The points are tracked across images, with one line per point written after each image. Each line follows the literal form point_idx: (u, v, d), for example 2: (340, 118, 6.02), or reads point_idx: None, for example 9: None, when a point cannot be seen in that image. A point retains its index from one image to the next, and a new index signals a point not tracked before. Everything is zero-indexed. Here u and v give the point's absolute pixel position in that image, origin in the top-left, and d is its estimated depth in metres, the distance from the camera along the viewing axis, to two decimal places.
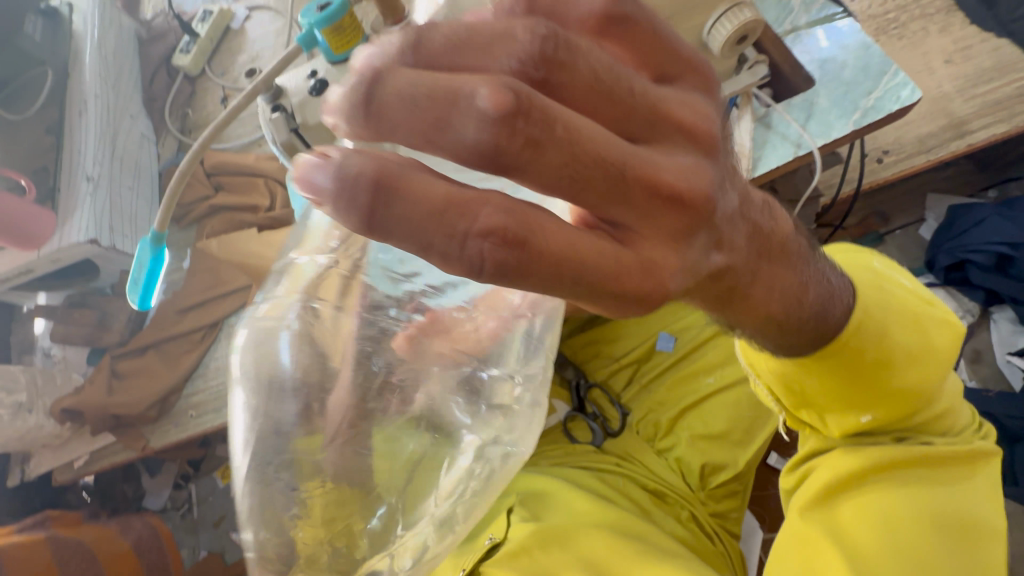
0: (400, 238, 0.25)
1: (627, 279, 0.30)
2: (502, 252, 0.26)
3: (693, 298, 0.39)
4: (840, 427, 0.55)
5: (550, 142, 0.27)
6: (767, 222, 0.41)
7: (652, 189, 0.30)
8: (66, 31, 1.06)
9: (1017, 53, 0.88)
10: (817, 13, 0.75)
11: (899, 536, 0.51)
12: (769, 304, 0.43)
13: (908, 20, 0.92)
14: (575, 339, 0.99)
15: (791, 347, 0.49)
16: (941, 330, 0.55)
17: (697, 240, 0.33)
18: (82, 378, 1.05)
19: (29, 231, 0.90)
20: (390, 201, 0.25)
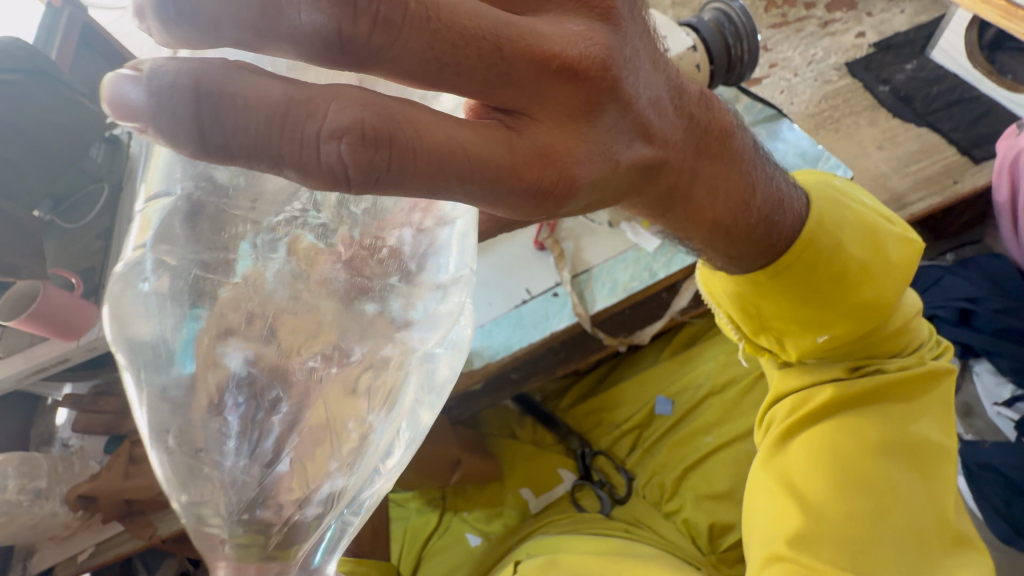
0: (242, 153, 0.30)
1: (526, 172, 0.37)
2: (360, 154, 0.32)
3: (634, 194, 0.47)
4: (797, 347, 0.63)
5: (405, 22, 0.32)
6: (699, 113, 0.50)
7: (539, 65, 0.36)
8: (124, 154, 1.25)
9: (937, 138, 1.03)
10: (758, 114, 0.91)
11: (848, 471, 0.60)
12: (715, 206, 0.52)
13: (841, 116, 1.09)
14: (577, 409, 1.04)
15: (740, 258, 0.57)
16: (898, 247, 0.61)
17: (606, 123, 0.40)
18: (98, 466, 1.07)
19: (73, 321, 0.99)
20: (217, 116, 0.29)
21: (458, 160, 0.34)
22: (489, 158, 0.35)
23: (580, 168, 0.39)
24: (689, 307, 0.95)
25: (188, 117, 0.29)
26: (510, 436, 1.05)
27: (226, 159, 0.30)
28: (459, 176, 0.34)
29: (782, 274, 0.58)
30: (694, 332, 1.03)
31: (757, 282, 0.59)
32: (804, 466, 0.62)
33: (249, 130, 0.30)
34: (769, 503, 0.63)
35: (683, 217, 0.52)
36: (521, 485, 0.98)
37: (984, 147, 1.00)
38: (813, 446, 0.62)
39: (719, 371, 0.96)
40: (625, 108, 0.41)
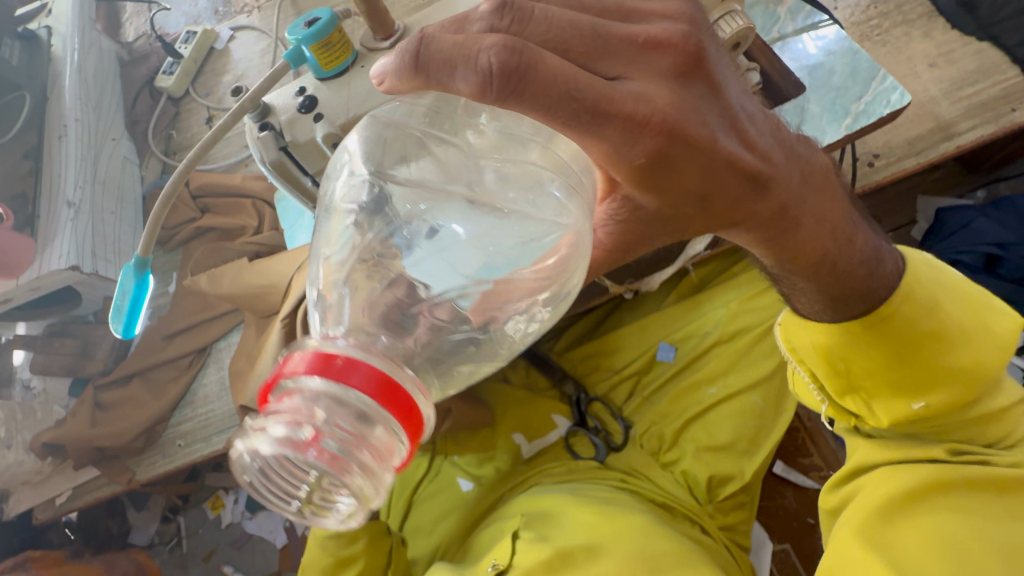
0: (427, 71, 0.33)
1: (628, 110, 0.34)
2: (506, 60, 0.31)
3: (740, 202, 0.41)
4: (891, 414, 0.53)
5: (531, 18, 0.36)
6: (800, 147, 0.47)
7: (634, 39, 0.37)
8: (44, 54, 1.05)
9: (999, 55, 0.88)
10: (802, 20, 0.76)
11: (963, 567, 0.50)
12: (822, 236, 0.46)
13: (891, 27, 0.93)
14: (574, 352, 0.98)
15: (839, 302, 0.50)
16: (999, 318, 0.53)
17: (702, 92, 0.38)
18: (63, 411, 1.01)
19: (7, 259, 0.87)
20: (426, 46, 0.32)
21: (569, 82, 0.32)
22: (586, 89, 0.33)
23: (679, 119, 0.36)
24: (704, 252, 0.86)
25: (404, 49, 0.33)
26: (502, 381, 0.99)
27: (415, 73, 0.33)
28: (563, 101, 0.32)
29: (877, 327, 0.50)
30: (706, 273, 0.94)
31: (851, 332, 0.51)
32: (915, 554, 0.52)
33: (437, 51, 0.32)
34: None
35: (789, 245, 0.46)
36: (514, 430, 0.94)
37: None
38: (921, 531, 0.53)
39: (728, 320, 0.89)
40: (722, 90, 0.39)
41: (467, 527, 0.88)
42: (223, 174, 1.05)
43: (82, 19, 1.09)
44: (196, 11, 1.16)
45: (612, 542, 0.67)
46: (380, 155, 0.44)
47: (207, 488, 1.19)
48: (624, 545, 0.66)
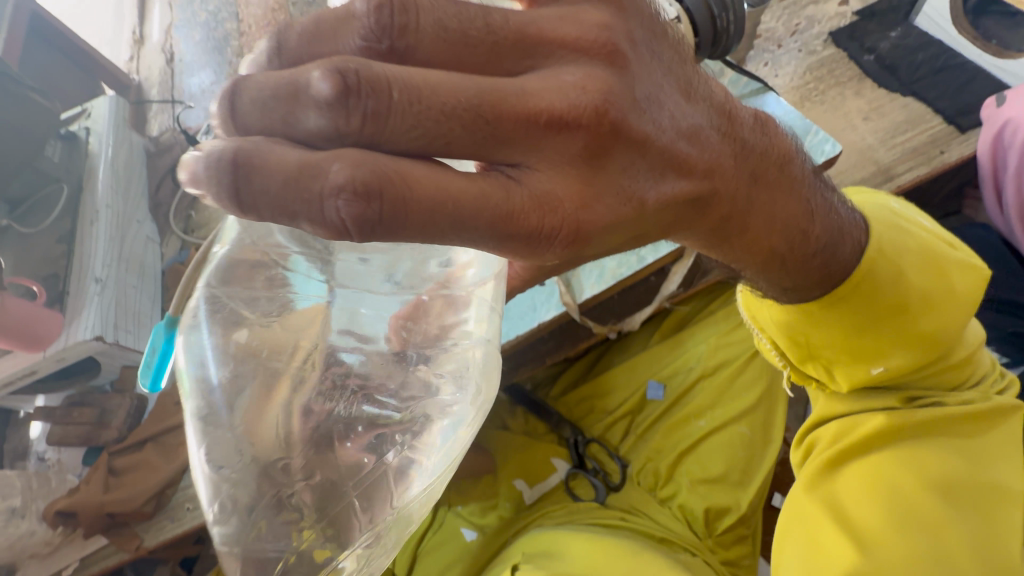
0: (266, 210, 0.31)
1: (525, 220, 0.36)
2: (359, 210, 0.31)
3: (683, 226, 0.47)
4: (851, 378, 0.61)
5: (389, 109, 0.34)
6: (753, 139, 0.49)
7: (528, 123, 0.36)
8: (82, 151, 1.18)
9: (923, 107, 1.01)
10: (744, 88, 0.88)
11: (904, 506, 0.59)
12: (772, 234, 0.51)
13: (826, 88, 1.06)
14: (569, 396, 1.02)
15: (797, 290, 0.56)
16: (962, 275, 0.60)
17: (616, 164, 0.39)
18: (77, 480, 1.04)
19: (37, 332, 0.94)
20: (250, 180, 0.31)
21: (448, 214, 0.33)
22: (484, 210, 0.34)
23: (587, 218, 0.37)
24: (679, 291, 0.94)
25: (227, 184, 0.31)
26: (501, 428, 1.02)
27: (253, 218, 0.31)
28: (448, 233, 0.34)
29: (839, 304, 0.56)
30: (687, 312, 1.00)
31: (811, 312, 0.58)
32: (859, 495, 0.61)
33: (266, 191, 0.31)
34: (815, 529, 0.61)
35: (739, 246, 0.51)
36: (515, 477, 0.96)
37: (970, 115, 0.99)
38: (867, 478, 0.61)
39: (709, 354, 0.95)
40: (639, 149, 0.40)
41: None
42: None
43: (117, 119, 1.24)
44: None
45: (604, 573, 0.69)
46: (230, 307, 0.54)
47: (211, 557, 1.19)
48: None
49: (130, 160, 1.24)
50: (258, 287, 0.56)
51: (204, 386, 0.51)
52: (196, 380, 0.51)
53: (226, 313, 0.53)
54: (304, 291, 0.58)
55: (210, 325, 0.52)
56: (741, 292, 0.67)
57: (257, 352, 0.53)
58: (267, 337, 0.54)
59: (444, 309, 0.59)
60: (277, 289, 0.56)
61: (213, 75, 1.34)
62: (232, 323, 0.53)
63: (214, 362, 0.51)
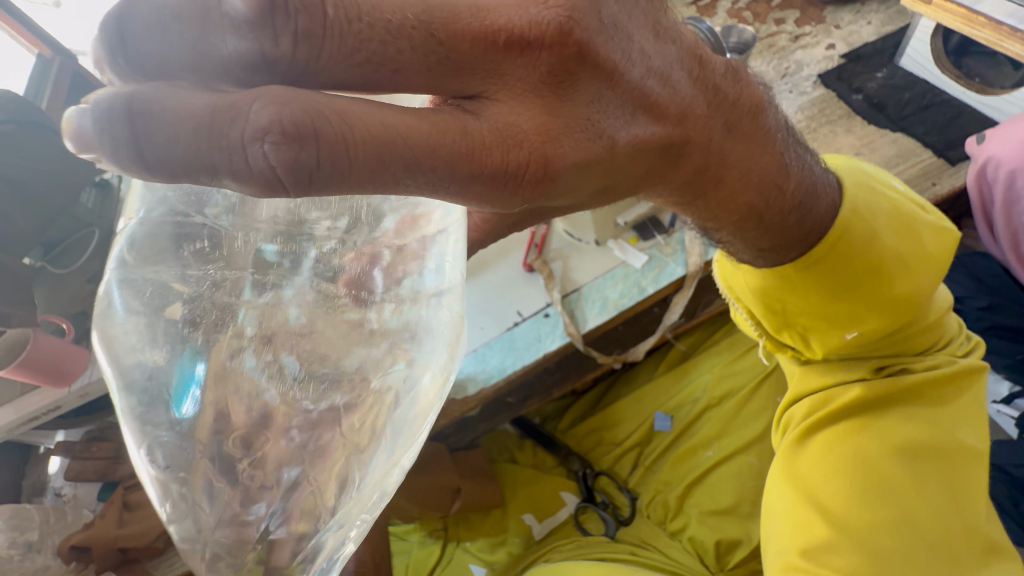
0: (178, 159, 0.28)
1: (486, 157, 0.33)
2: (290, 154, 0.28)
3: (655, 174, 0.45)
4: (824, 344, 0.63)
5: (324, 27, 0.29)
6: (728, 85, 0.46)
7: (485, 45, 0.33)
8: (115, 197, 1.26)
9: (912, 142, 1.04)
10: None
11: (873, 476, 0.61)
12: (745, 189, 0.51)
13: (818, 126, 1.10)
14: (577, 429, 1.03)
15: (768, 254, 0.57)
16: (935, 236, 0.61)
17: (585, 94, 0.36)
18: (92, 514, 1.06)
19: (64, 367, 0.98)
20: (150, 133, 0.28)
21: (400, 153, 0.31)
22: (440, 145, 0.32)
23: (553, 154, 0.35)
24: (682, 321, 0.97)
25: (125, 139, 0.28)
26: (510, 461, 1.03)
27: (162, 177, 0.29)
28: (402, 176, 0.31)
29: (814, 267, 0.57)
30: (692, 342, 1.02)
31: (785, 277, 0.59)
32: (827, 467, 0.63)
33: (174, 148, 0.28)
34: (791, 507, 0.65)
35: (713, 203, 0.51)
36: (524, 511, 0.96)
37: (958, 148, 1.02)
38: (840, 452, 0.63)
39: (715, 384, 0.95)
40: (611, 78, 0.37)
41: None
42: None
43: None
44: None
45: None
46: (151, 285, 0.49)
47: None
48: None
49: None
50: (186, 257, 0.51)
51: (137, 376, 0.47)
52: (125, 373, 0.47)
53: (149, 294, 0.49)
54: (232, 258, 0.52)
55: (131, 307, 0.49)
56: (720, 264, 0.69)
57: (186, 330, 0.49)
58: (206, 306, 0.50)
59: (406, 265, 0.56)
60: (206, 256, 0.52)
61: None
62: (159, 302, 0.49)
63: (147, 346, 0.47)
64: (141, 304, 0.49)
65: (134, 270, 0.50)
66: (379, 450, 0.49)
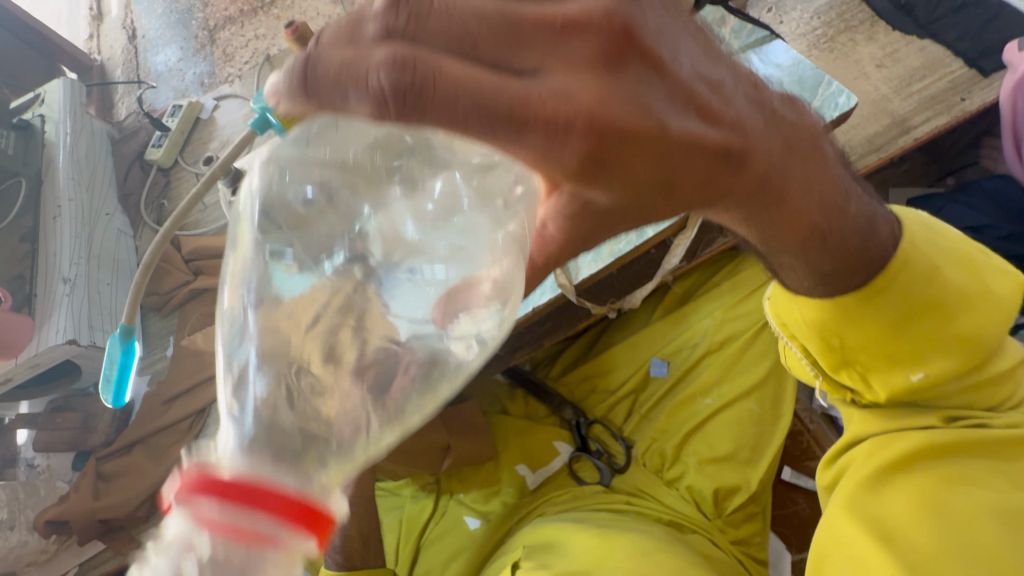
0: (326, 99, 0.32)
1: (539, 106, 0.31)
2: (396, 77, 0.30)
3: (716, 185, 0.38)
4: (888, 387, 0.53)
5: (432, 14, 0.33)
6: (787, 110, 0.42)
7: (547, 26, 0.33)
8: (40, 141, 1.07)
9: (941, 50, 0.92)
10: (747, 38, 0.79)
11: (955, 530, 0.51)
12: (810, 206, 0.43)
13: (836, 35, 0.97)
14: (570, 377, 0.99)
15: (835, 275, 0.48)
16: (1001, 278, 0.51)
17: (640, 73, 0.34)
18: (67, 485, 1.03)
19: (7, 339, 0.88)
20: (314, 67, 0.31)
21: (467, 96, 0.30)
22: (492, 96, 0.30)
23: (606, 113, 0.32)
24: (682, 264, 0.89)
25: (297, 82, 0.31)
26: (501, 411, 0.99)
27: (310, 102, 0.32)
28: (466, 115, 0.30)
29: (876, 298, 0.48)
30: (689, 285, 0.95)
31: (842, 313, 0.49)
32: (899, 512, 0.54)
33: (326, 75, 0.31)
34: (851, 550, 0.55)
35: (775, 222, 0.43)
36: (517, 461, 0.93)
37: (992, 57, 0.91)
38: (908, 496, 0.54)
39: (714, 329, 0.90)
40: (663, 67, 0.35)
41: (479, 565, 0.86)
42: (214, 236, 1.06)
43: (74, 104, 1.12)
44: (182, 84, 1.22)
45: (608, 565, 0.66)
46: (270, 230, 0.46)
47: None
48: (627, 567, 0.65)
49: (81, 143, 1.11)
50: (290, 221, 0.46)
51: (239, 311, 0.43)
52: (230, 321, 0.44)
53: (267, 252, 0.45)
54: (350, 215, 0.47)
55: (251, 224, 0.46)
56: (770, 299, 0.59)
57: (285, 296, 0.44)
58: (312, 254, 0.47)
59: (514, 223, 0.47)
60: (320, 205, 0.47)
61: (179, 52, 1.24)
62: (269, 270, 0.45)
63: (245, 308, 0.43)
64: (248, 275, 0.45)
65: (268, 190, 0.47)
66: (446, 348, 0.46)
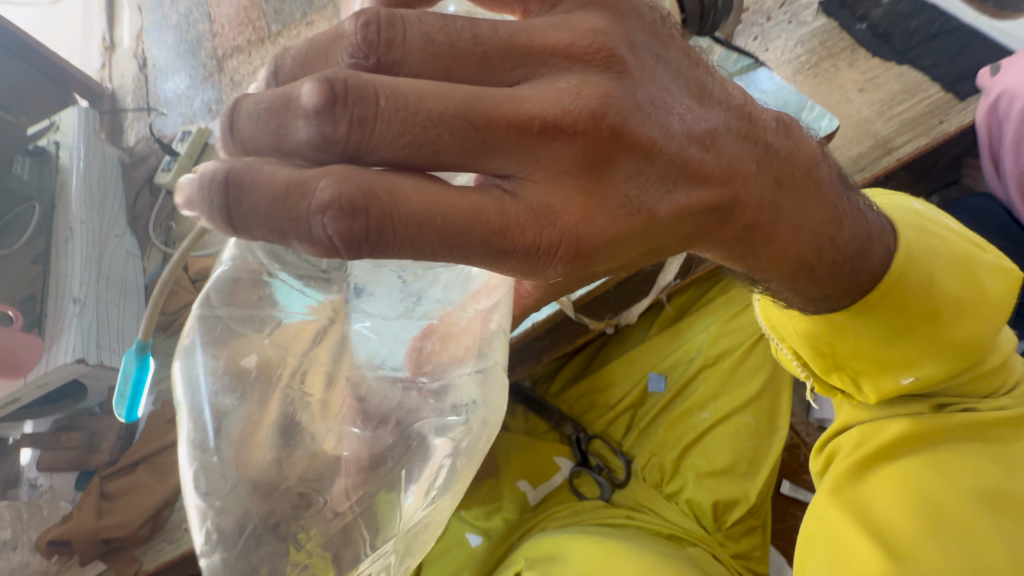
0: (258, 228, 0.33)
1: (521, 233, 0.35)
2: (344, 226, 0.32)
3: (705, 238, 0.44)
4: (876, 392, 0.55)
5: (376, 114, 0.33)
6: (778, 143, 0.45)
7: (523, 130, 0.35)
8: (53, 166, 1.11)
9: (920, 75, 0.97)
10: (734, 66, 0.83)
11: (940, 517, 0.53)
12: (798, 243, 0.47)
13: (819, 61, 1.01)
14: (569, 393, 1.00)
15: (826, 300, 0.52)
16: (996, 277, 0.54)
17: (627, 165, 0.37)
18: (70, 506, 1.01)
19: (19, 360, 0.91)
20: (241, 188, 0.32)
21: (437, 229, 0.33)
22: (474, 228, 0.34)
23: (586, 231, 0.36)
24: (676, 281, 0.92)
25: (219, 204, 0.32)
26: (502, 428, 1.00)
27: (245, 236, 0.33)
28: (439, 249, 0.34)
29: (868, 313, 0.51)
30: (684, 301, 0.97)
31: (836, 324, 0.53)
32: (887, 503, 0.55)
33: (258, 206, 0.32)
34: (838, 539, 0.56)
35: (764, 258, 0.47)
36: (518, 477, 0.94)
37: (967, 82, 0.95)
38: (894, 485, 0.56)
39: (710, 344, 0.92)
40: (652, 153, 0.38)
41: None
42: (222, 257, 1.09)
43: (87, 130, 1.15)
44: (191, 111, 1.25)
45: None
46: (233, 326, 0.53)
47: None
48: None
49: (91, 165, 1.13)
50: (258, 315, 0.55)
51: (203, 399, 0.50)
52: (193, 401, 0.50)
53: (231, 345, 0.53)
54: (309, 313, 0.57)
55: (210, 343, 0.52)
56: (761, 301, 0.62)
57: (253, 390, 0.52)
58: (279, 354, 0.54)
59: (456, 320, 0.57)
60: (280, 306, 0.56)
61: (188, 80, 1.26)
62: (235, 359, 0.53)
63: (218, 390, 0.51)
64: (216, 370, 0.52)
65: (218, 309, 0.53)
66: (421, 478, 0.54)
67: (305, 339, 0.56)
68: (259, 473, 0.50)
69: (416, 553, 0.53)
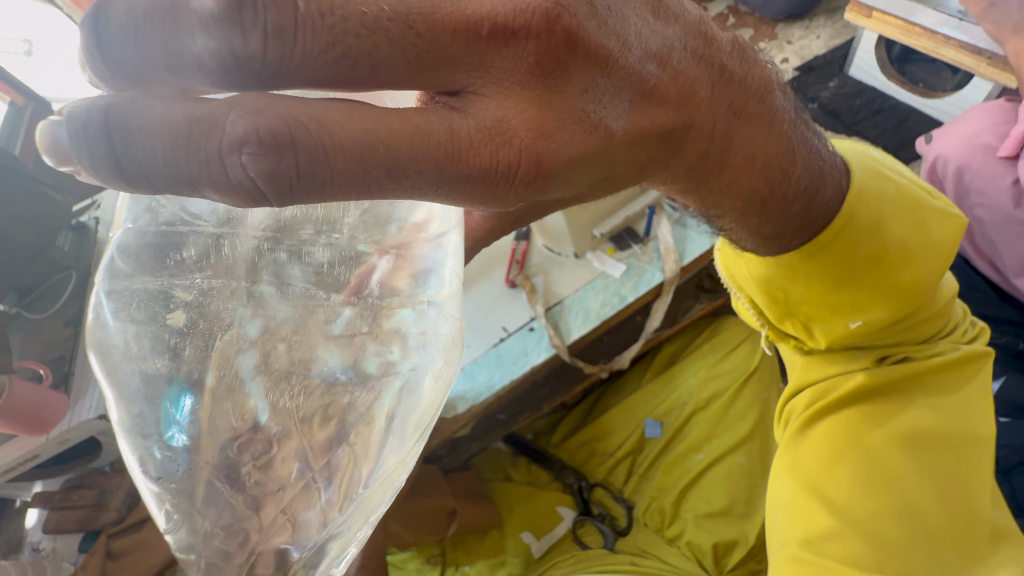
0: (154, 174, 0.28)
1: (475, 152, 0.32)
2: (268, 165, 0.28)
3: (655, 162, 0.45)
4: (827, 334, 0.62)
5: (297, 28, 0.29)
6: (730, 66, 0.47)
7: (468, 34, 0.32)
8: (95, 240, 1.10)
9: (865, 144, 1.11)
10: None
11: (874, 464, 0.61)
12: (749, 177, 0.51)
13: None
14: (570, 442, 1.03)
15: (774, 242, 0.57)
16: (942, 223, 0.59)
17: (581, 78, 0.35)
18: (73, 567, 1.02)
19: (42, 414, 0.90)
20: (132, 138, 0.28)
21: (382, 158, 0.30)
22: (426, 143, 0.31)
23: (544, 147, 0.34)
24: (664, 328, 1.00)
25: (104, 153, 0.28)
26: (504, 479, 1.02)
27: (145, 189, 0.29)
28: (383, 178, 0.30)
29: (816, 255, 0.57)
30: (674, 349, 1.05)
31: (788, 263, 0.58)
32: (826, 454, 0.63)
33: (155, 156, 0.28)
34: (789, 502, 0.64)
35: (718, 189, 0.51)
36: (521, 528, 0.94)
37: (907, 148, 1.11)
38: (833, 440, 0.63)
39: (700, 388, 0.97)
40: (606, 66, 0.36)
41: None
42: None
43: None
44: None
45: None
46: (150, 293, 0.50)
47: None
48: None
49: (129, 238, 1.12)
50: (172, 268, 0.51)
51: (138, 376, 0.48)
52: (124, 378, 0.48)
53: (150, 307, 0.49)
54: (225, 268, 0.52)
55: (121, 317, 0.49)
56: (723, 253, 0.69)
57: (186, 358, 0.49)
58: (204, 316, 0.50)
59: (411, 259, 0.56)
60: (191, 266, 0.51)
61: None
62: (154, 321, 0.49)
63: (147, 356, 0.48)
64: (137, 336, 0.48)
65: (123, 280, 0.50)
66: (388, 443, 0.50)
67: (231, 298, 0.51)
68: (221, 467, 0.46)
69: (382, 493, 0.50)
